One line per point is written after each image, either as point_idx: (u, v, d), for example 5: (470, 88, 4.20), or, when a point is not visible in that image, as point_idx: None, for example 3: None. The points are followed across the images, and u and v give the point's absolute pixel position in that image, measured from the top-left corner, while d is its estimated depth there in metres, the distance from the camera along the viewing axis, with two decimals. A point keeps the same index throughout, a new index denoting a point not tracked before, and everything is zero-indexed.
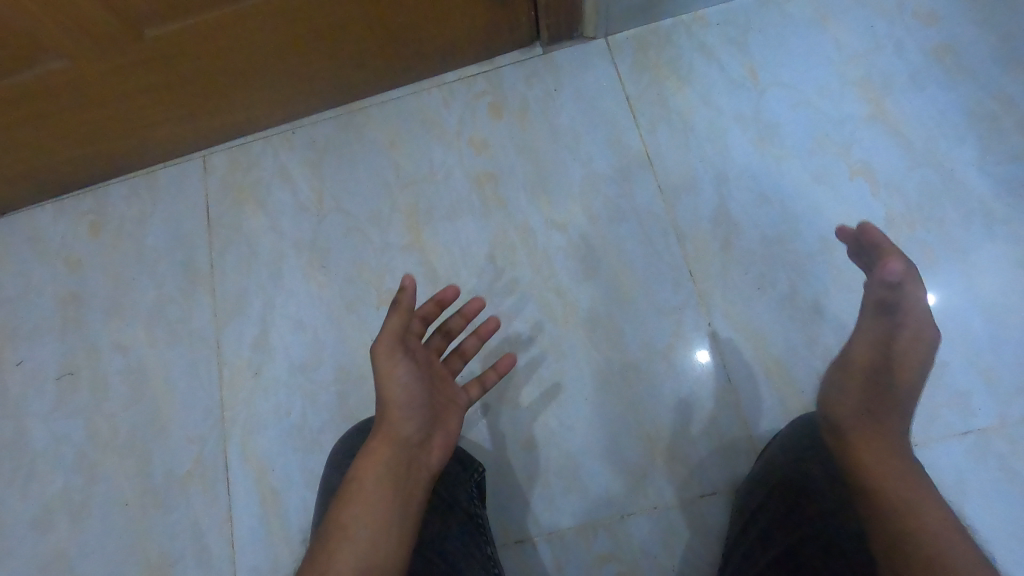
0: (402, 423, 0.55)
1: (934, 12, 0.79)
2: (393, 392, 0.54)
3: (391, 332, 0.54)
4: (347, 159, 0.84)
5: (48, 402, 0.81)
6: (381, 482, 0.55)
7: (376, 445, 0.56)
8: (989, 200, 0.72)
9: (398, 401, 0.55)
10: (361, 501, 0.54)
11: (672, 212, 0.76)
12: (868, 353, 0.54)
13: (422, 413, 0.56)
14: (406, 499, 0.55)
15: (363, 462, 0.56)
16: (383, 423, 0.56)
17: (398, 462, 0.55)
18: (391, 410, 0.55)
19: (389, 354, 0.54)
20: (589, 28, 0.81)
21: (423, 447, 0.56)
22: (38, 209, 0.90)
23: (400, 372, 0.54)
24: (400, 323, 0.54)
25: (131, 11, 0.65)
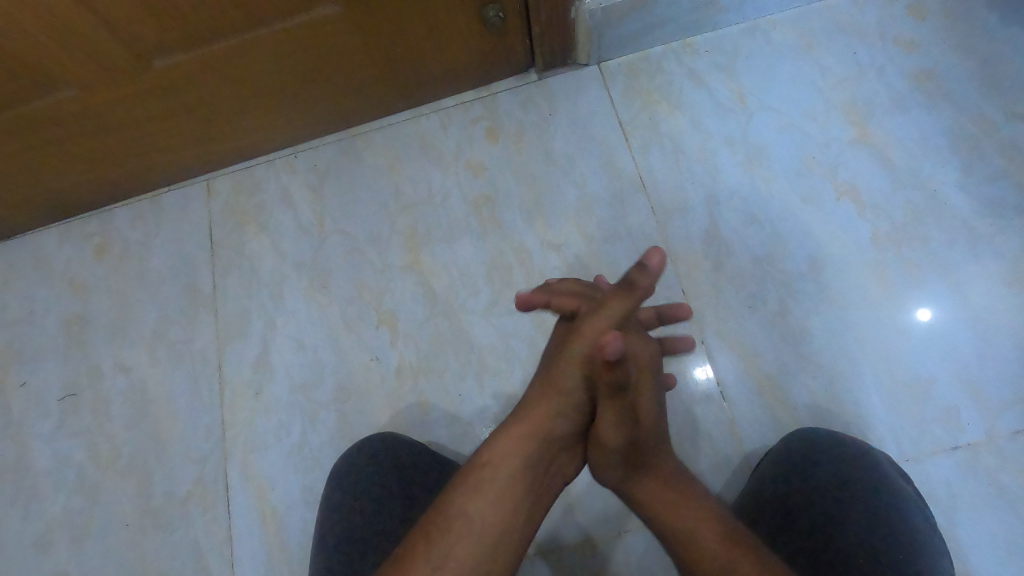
0: (561, 420, 0.57)
1: (914, 39, 0.82)
2: (572, 384, 0.57)
3: (610, 316, 0.57)
4: (348, 182, 0.86)
5: (51, 423, 0.82)
6: (521, 473, 0.55)
7: (523, 433, 0.56)
8: (972, 219, 0.74)
9: (572, 394, 0.57)
10: (494, 490, 0.54)
11: (665, 233, 0.78)
12: (617, 432, 0.55)
13: (583, 416, 0.58)
14: (536, 497, 0.57)
15: (500, 450, 0.56)
16: (536, 414, 0.57)
17: (541, 458, 0.57)
18: (558, 402, 0.57)
19: (591, 343, 0.57)
20: (582, 56, 0.84)
21: (568, 447, 0.59)
22: (44, 232, 0.91)
23: (589, 364, 0.57)
24: (624, 308, 0.57)
25: (140, 43, 0.68)
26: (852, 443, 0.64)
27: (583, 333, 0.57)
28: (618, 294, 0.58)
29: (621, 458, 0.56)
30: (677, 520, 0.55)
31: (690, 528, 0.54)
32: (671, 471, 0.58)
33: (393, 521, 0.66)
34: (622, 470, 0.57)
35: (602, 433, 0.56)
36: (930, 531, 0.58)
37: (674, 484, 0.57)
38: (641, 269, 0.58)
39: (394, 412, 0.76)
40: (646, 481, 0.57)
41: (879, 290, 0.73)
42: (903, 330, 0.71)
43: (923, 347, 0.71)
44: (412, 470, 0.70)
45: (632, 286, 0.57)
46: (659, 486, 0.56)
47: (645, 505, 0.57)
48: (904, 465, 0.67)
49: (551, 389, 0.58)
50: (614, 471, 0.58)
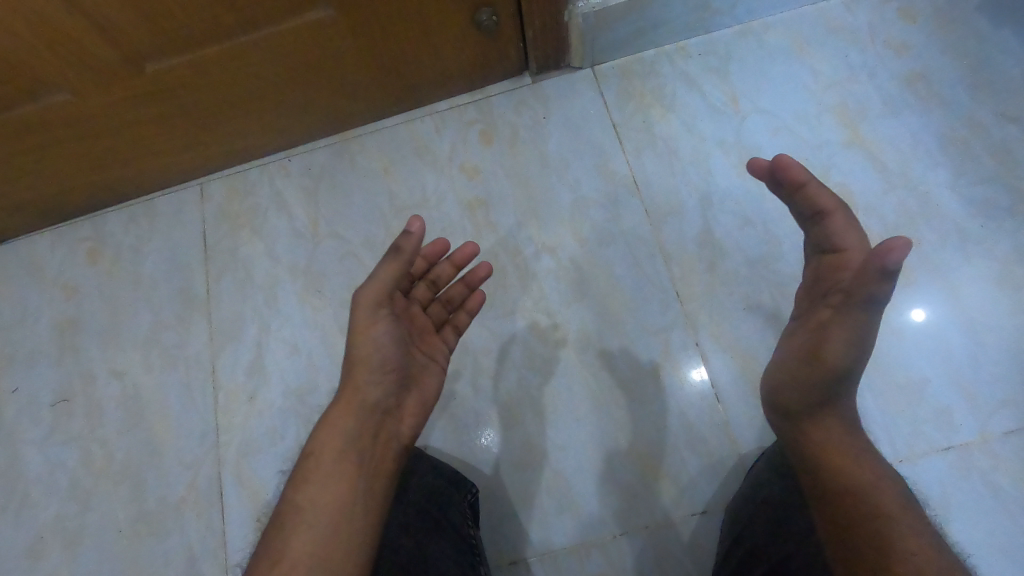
0: (367, 390, 0.56)
1: (905, 42, 0.83)
2: (368, 350, 0.55)
3: (382, 279, 0.54)
4: (342, 186, 0.86)
5: (43, 428, 0.82)
6: (347, 449, 0.55)
7: (338, 416, 0.56)
8: (964, 221, 0.75)
9: (371, 360, 0.56)
10: (320, 477, 0.55)
11: (659, 235, 0.78)
12: (854, 354, 0.48)
13: (391, 377, 0.57)
14: (371, 465, 0.56)
15: (323, 437, 0.56)
16: (348, 393, 0.56)
17: (362, 429, 0.56)
18: (363, 373, 0.56)
19: (374, 306, 0.55)
20: (575, 59, 0.84)
21: (394, 410, 0.58)
22: (36, 237, 0.91)
23: (378, 329, 0.55)
24: (395, 273, 0.54)
25: (132, 46, 0.68)
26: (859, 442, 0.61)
27: (361, 305, 0.55)
28: (388, 259, 0.54)
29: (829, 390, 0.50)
30: (843, 468, 0.53)
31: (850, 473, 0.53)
32: (843, 418, 0.54)
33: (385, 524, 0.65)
34: (810, 404, 0.52)
35: (794, 348, 0.52)
36: None
37: (847, 429, 0.54)
38: (404, 236, 0.53)
39: None
40: (813, 424, 0.54)
41: None
42: (896, 331, 0.72)
43: (915, 348, 0.71)
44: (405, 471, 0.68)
45: (398, 252, 0.53)
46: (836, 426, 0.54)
47: (815, 443, 0.54)
48: (898, 466, 0.68)
49: (351, 363, 0.56)
50: (801, 399, 0.52)
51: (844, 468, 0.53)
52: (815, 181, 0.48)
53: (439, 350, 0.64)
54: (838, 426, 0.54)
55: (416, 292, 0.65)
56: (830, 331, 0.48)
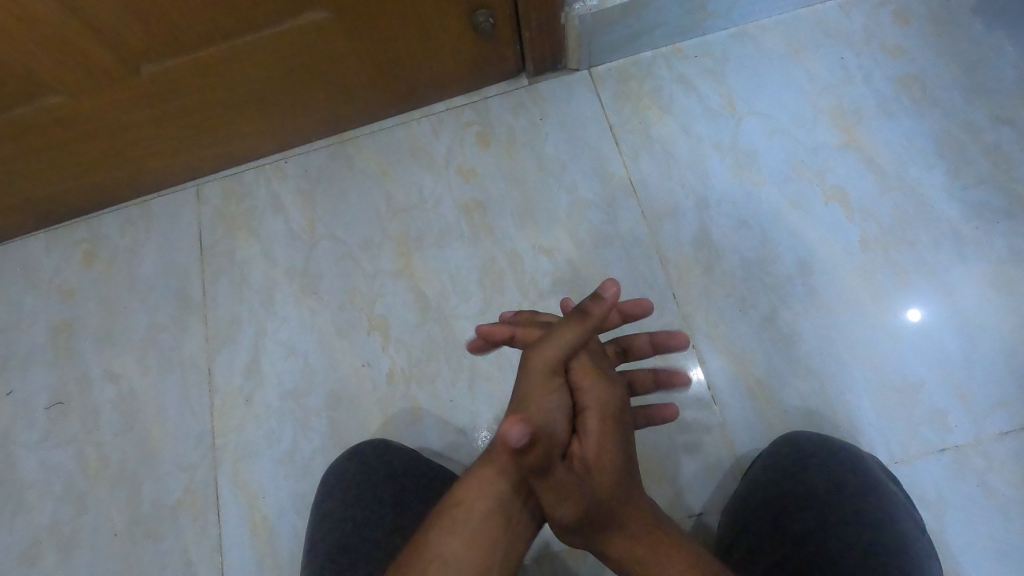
0: (550, 457, 0.50)
1: (901, 44, 0.83)
2: (540, 417, 0.50)
3: (562, 345, 0.53)
4: (338, 187, 0.86)
5: (38, 431, 0.81)
6: (494, 515, 0.49)
7: (490, 475, 0.50)
8: (959, 224, 0.75)
9: (546, 429, 0.50)
10: (468, 533, 0.48)
11: (656, 237, 0.78)
12: (592, 482, 0.50)
13: (560, 449, 0.50)
14: (517, 539, 0.50)
15: (471, 491, 0.49)
16: (503, 455, 0.50)
17: (519, 499, 0.50)
18: (532, 437, 0.50)
19: (549, 371, 0.52)
20: (572, 61, 0.84)
21: (547, 485, 0.51)
22: (31, 239, 0.90)
23: (552, 401, 0.51)
24: (572, 337, 0.53)
25: (127, 48, 0.67)
26: (836, 446, 0.65)
27: (536, 365, 0.53)
28: (569, 324, 0.54)
29: (588, 504, 0.50)
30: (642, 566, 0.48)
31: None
32: (644, 513, 0.50)
33: (385, 528, 0.67)
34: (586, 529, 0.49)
35: (568, 484, 0.52)
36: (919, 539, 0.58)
37: (648, 541, 0.48)
38: (592, 300, 0.53)
39: (386, 418, 0.76)
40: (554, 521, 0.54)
41: (868, 294, 0.74)
42: (892, 333, 0.72)
43: (911, 350, 0.71)
44: (401, 475, 0.69)
45: (585, 315, 0.53)
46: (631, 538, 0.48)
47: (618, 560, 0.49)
48: (893, 467, 0.68)
49: (520, 422, 0.50)
50: (584, 527, 0.51)
51: (650, 575, 0.47)
52: (518, 334, 0.60)
53: (596, 424, 0.57)
54: (643, 524, 0.49)
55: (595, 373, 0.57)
56: (568, 463, 0.52)
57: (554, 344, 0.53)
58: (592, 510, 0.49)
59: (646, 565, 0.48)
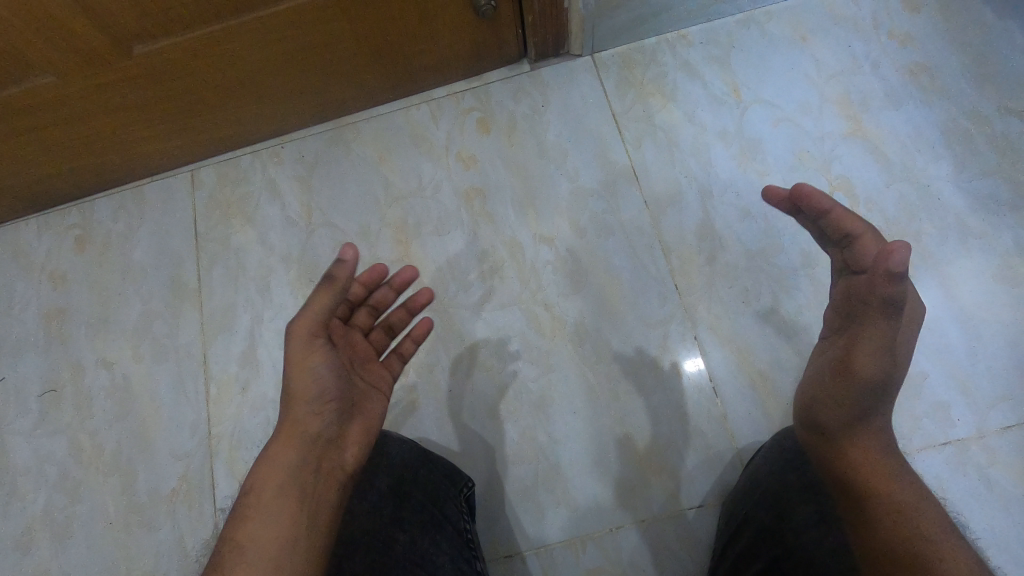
0: (314, 413, 0.52)
1: (909, 32, 0.82)
2: (304, 382, 0.52)
3: (313, 307, 0.52)
4: (336, 173, 0.84)
5: (30, 420, 0.80)
6: (289, 483, 0.51)
7: (276, 446, 0.52)
8: (965, 215, 0.74)
9: (310, 393, 0.52)
10: (263, 512, 0.50)
11: (658, 227, 0.77)
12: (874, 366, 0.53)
13: (332, 409, 0.53)
14: (314, 491, 0.51)
15: (263, 469, 0.52)
16: (288, 425, 0.52)
17: (308, 462, 0.52)
18: (300, 406, 0.52)
19: (306, 336, 0.52)
20: (574, 46, 0.83)
21: (348, 428, 0.55)
22: (22, 223, 0.89)
23: (315, 362, 0.52)
24: (326, 300, 0.51)
25: (119, 28, 0.66)
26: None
27: (295, 332, 0.52)
28: (368, 293, 0.61)
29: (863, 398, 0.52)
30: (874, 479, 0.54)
31: (878, 490, 0.54)
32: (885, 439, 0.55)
33: (383, 519, 0.64)
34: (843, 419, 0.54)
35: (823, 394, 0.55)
36: None
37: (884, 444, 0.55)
38: (336, 264, 0.51)
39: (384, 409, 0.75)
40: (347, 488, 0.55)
41: None
42: None
43: (915, 343, 0.70)
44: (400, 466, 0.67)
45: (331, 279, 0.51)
46: (880, 449, 0.55)
47: (855, 464, 0.55)
48: None
49: (287, 396, 0.52)
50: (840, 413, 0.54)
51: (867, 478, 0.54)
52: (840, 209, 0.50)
53: (383, 382, 0.61)
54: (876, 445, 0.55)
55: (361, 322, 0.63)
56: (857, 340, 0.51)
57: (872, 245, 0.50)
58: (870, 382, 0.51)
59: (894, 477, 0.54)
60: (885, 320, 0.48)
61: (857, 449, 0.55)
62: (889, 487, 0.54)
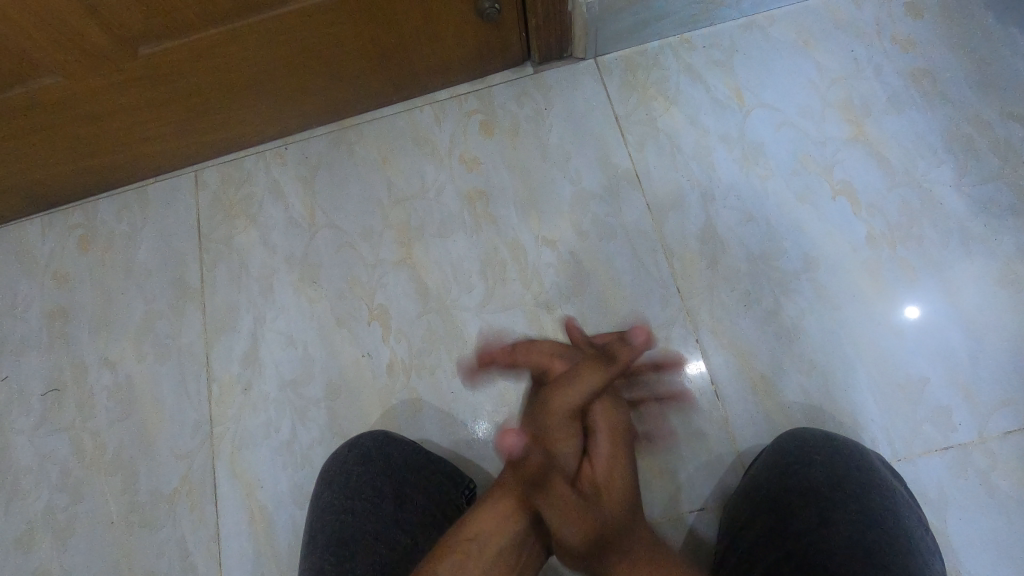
0: (553, 481, 0.62)
1: (912, 37, 0.82)
2: (565, 450, 0.64)
3: (580, 391, 0.66)
4: (339, 175, 0.85)
5: (33, 419, 0.81)
6: (505, 546, 0.61)
7: (508, 479, 0.64)
8: (967, 220, 0.74)
9: (568, 465, 0.64)
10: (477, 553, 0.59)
11: (660, 230, 0.77)
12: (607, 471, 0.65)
13: (566, 483, 0.62)
14: (511, 529, 0.61)
15: (493, 522, 0.61)
16: (510, 480, 0.64)
17: (518, 530, 0.62)
18: (534, 472, 0.62)
19: (566, 416, 0.65)
20: (577, 49, 0.83)
21: (594, 507, 0.62)
22: (26, 223, 0.89)
23: (579, 388, 0.66)
24: (596, 378, 0.67)
25: (125, 29, 0.66)
26: (829, 450, 0.64)
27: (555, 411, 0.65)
28: (597, 364, 0.67)
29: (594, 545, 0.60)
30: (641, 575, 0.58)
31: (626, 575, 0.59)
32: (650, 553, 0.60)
33: (387, 520, 0.66)
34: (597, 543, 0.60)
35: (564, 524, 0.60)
36: (923, 536, 0.59)
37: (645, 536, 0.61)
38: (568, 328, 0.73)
39: (385, 409, 0.75)
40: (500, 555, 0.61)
41: (874, 290, 0.73)
42: (897, 329, 0.71)
43: (916, 347, 0.71)
44: (402, 468, 0.68)
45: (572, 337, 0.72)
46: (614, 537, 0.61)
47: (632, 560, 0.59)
48: (895, 465, 0.68)
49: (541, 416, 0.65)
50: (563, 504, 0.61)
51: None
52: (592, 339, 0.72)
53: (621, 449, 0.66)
54: (645, 553, 0.60)
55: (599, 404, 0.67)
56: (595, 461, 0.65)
57: (612, 413, 0.67)
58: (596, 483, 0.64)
59: (649, 566, 0.58)
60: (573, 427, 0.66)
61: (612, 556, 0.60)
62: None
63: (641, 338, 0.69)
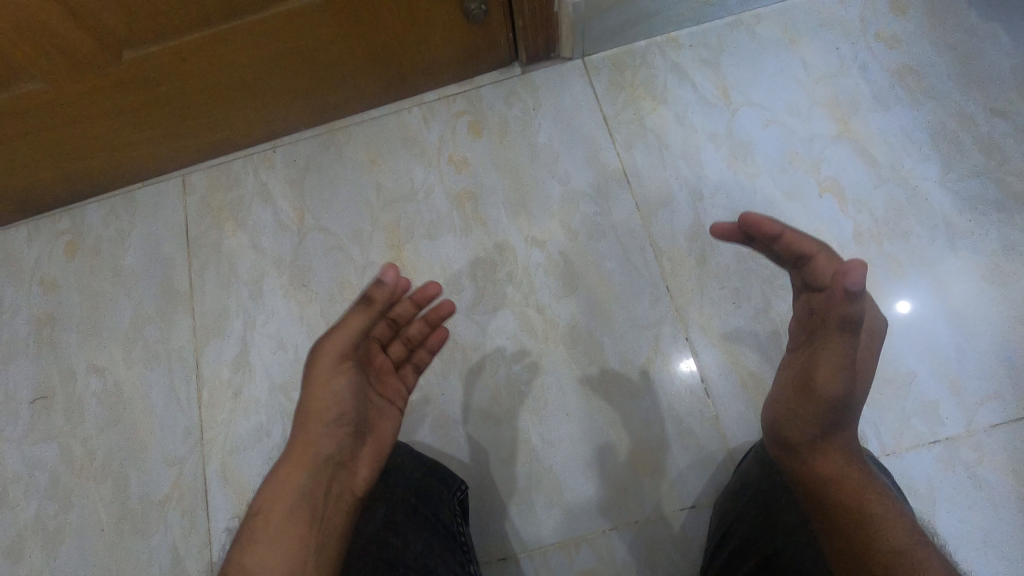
0: (315, 432, 0.55)
1: (897, 35, 0.83)
2: (324, 403, 0.55)
3: (348, 333, 0.56)
4: (328, 177, 0.84)
5: (21, 426, 0.80)
6: (296, 505, 0.53)
7: (289, 465, 0.55)
8: (953, 215, 0.75)
9: (326, 415, 0.55)
10: (278, 527, 0.53)
11: (650, 228, 0.77)
12: (841, 385, 0.52)
13: (344, 430, 0.56)
14: (315, 515, 0.54)
15: (276, 487, 0.54)
16: (301, 444, 0.55)
17: (316, 486, 0.54)
18: (316, 425, 0.55)
19: (342, 355, 0.56)
20: (565, 50, 0.83)
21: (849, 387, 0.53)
22: (12, 228, 0.88)
23: (336, 384, 0.56)
24: (362, 321, 0.55)
25: (109, 32, 0.66)
26: None
27: (326, 354, 0.56)
28: (356, 310, 0.55)
29: (825, 418, 0.55)
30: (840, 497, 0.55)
31: (843, 492, 0.55)
32: (846, 445, 0.57)
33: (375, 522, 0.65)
34: (814, 431, 0.56)
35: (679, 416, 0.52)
36: None
37: (846, 459, 0.56)
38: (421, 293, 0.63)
39: None
40: (831, 448, 0.56)
41: None
42: (886, 324, 0.72)
43: (904, 342, 0.71)
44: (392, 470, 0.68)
45: (368, 302, 0.55)
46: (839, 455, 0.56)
47: (819, 478, 0.56)
48: (885, 460, 0.68)
49: (305, 416, 0.55)
50: (801, 427, 0.56)
51: (850, 506, 0.55)
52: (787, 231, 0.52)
53: (398, 394, 0.63)
54: (839, 458, 0.56)
55: (414, 362, 0.66)
56: (819, 356, 0.53)
57: (841, 341, 0.51)
58: (824, 405, 0.53)
59: (845, 453, 0.56)
60: (840, 337, 0.51)
61: (822, 458, 0.56)
62: (858, 487, 0.55)
63: (393, 279, 0.53)
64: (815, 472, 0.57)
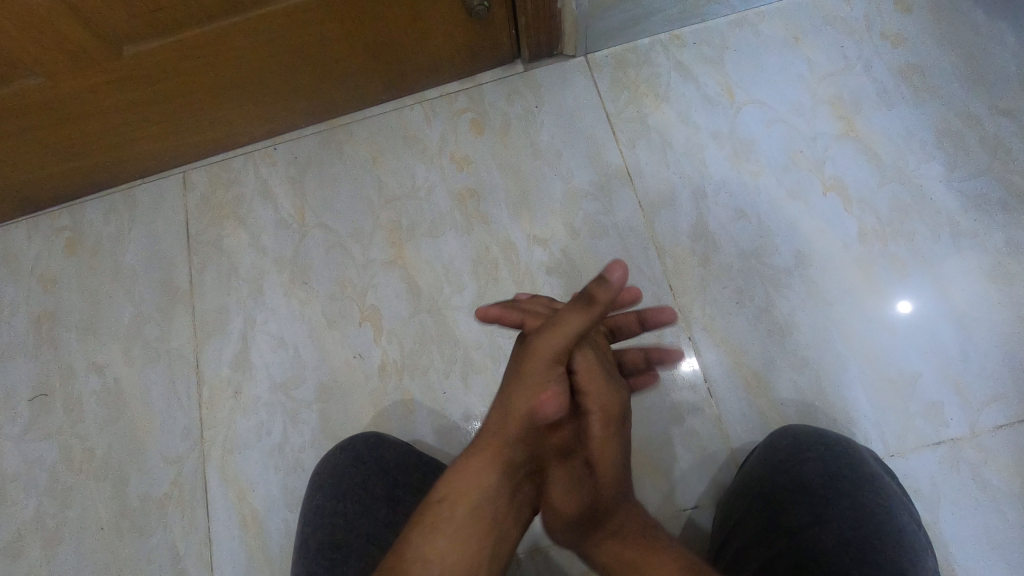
0: (506, 431, 0.53)
1: (902, 33, 0.82)
2: (525, 406, 0.52)
3: (569, 334, 0.51)
4: (329, 174, 0.84)
5: (20, 425, 0.80)
6: (483, 502, 0.52)
7: (477, 460, 0.53)
8: (958, 215, 0.74)
9: (529, 418, 0.52)
10: (451, 528, 0.50)
11: (652, 227, 0.77)
12: (575, 495, 0.54)
13: (537, 437, 0.53)
14: (497, 521, 0.52)
15: (458, 483, 0.52)
16: (492, 442, 0.53)
17: (503, 486, 0.52)
18: (514, 428, 0.52)
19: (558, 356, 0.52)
20: (568, 47, 0.83)
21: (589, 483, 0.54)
22: (11, 225, 0.88)
23: (552, 387, 0.52)
24: (582, 322, 0.51)
25: (109, 27, 0.65)
26: (825, 448, 0.64)
27: (537, 355, 0.52)
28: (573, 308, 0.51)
29: (581, 520, 0.54)
30: None
31: None
32: (631, 529, 0.54)
33: (377, 522, 0.65)
34: (576, 519, 0.54)
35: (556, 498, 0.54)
36: (916, 532, 0.59)
37: (637, 536, 0.53)
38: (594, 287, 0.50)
39: (377, 411, 0.75)
40: (603, 543, 0.54)
41: (866, 285, 0.73)
42: (889, 324, 0.71)
43: (907, 342, 0.71)
44: (394, 470, 0.68)
45: (590, 302, 0.50)
46: (624, 544, 0.53)
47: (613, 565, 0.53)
48: (888, 461, 0.68)
49: (507, 413, 0.53)
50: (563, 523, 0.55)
51: None
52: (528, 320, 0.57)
53: None
54: (636, 531, 0.54)
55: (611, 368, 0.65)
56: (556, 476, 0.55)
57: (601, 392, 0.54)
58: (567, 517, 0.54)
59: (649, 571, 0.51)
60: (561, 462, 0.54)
61: (615, 550, 0.53)
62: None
63: (619, 278, 0.49)
64: (615, 563, 0.53)
